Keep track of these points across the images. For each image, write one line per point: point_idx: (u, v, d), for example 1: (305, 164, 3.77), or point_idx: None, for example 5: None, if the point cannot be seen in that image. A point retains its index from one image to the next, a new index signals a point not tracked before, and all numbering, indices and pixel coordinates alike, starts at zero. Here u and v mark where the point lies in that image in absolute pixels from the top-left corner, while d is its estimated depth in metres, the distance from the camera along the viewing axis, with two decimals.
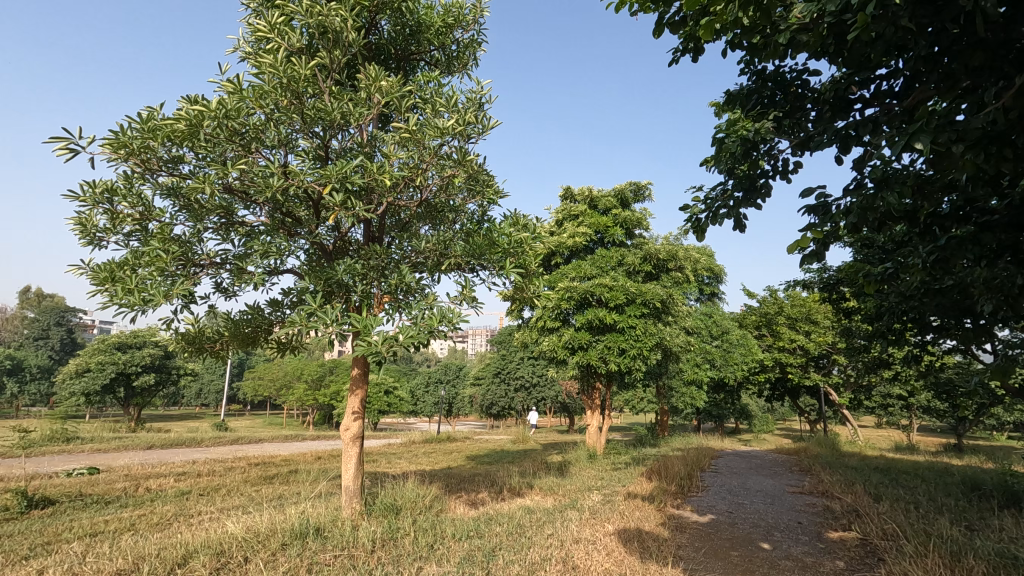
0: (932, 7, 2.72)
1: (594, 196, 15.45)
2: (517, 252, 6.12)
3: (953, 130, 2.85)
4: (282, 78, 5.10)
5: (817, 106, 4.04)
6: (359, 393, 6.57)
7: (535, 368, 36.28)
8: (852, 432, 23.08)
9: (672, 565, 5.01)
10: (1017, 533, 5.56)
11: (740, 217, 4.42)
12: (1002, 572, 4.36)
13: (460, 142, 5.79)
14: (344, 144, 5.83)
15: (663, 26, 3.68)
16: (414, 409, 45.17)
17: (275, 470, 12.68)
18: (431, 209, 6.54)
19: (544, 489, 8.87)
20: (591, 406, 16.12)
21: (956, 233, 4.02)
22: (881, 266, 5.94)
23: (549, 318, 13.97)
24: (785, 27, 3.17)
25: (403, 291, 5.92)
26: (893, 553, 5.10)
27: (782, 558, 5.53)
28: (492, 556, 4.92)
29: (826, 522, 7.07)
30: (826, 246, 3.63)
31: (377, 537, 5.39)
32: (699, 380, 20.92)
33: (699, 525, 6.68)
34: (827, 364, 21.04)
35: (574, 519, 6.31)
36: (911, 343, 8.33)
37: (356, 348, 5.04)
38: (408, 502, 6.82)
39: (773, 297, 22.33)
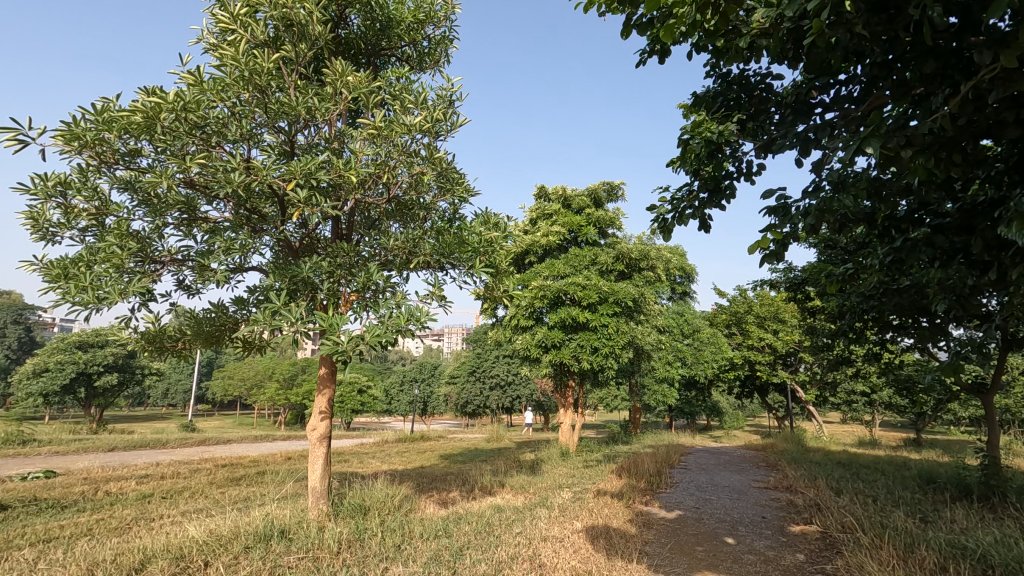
0: (885, 16, 2.78)
1: (568, 195, 15.53)
2: (486, 251, 6.10)
3: (903, 135, 2.93)
4: (244, 71, 4.99)
5: (780, 110, 4.12)
6: (327, 393, 6.49)
7: (509, 367, 36.33)
8: (817, 427, 23.68)
9: (637, 561, 5.08)
10: (968, 524, 5.78)
11: (705, 217, 4.48)
12: (952, 562, 4.53)
13: (429, 138, 5.74)
14: (311, 140, 5.74)
15: (630, 27, 3.65)
16: (388, 408, 44.76)
17: (243, 471, 12.37)
18: (401, 207, 6.53)
19: (515, 488, 8.86)
20: (564, 404, 16.18)
21: (912, 235, 4.14)
22: (842, 265, 6.11)
23: (522, 317, 13.97)
24: (746, 31, 3.22)
25: (372, 290, 5.85)
26: (850, 545, 5.26)
27: (745, 552, 5.65)
28: (460, 555, 4.90)
29: (789, 516, 7.24)
30: (786, 246, 3.68)
31: (343, 538, 5.32)
32: (670, 378, 21.24)
33: (666, 521, 6.77)
34: (794, 362, 21.56)
35: (543, 517, 6.32)
36: (873, 341, 8.58)
37: (321, 347, 4.95)
38: (376, 502, 6.76)
39: (743, 296, 22.78)
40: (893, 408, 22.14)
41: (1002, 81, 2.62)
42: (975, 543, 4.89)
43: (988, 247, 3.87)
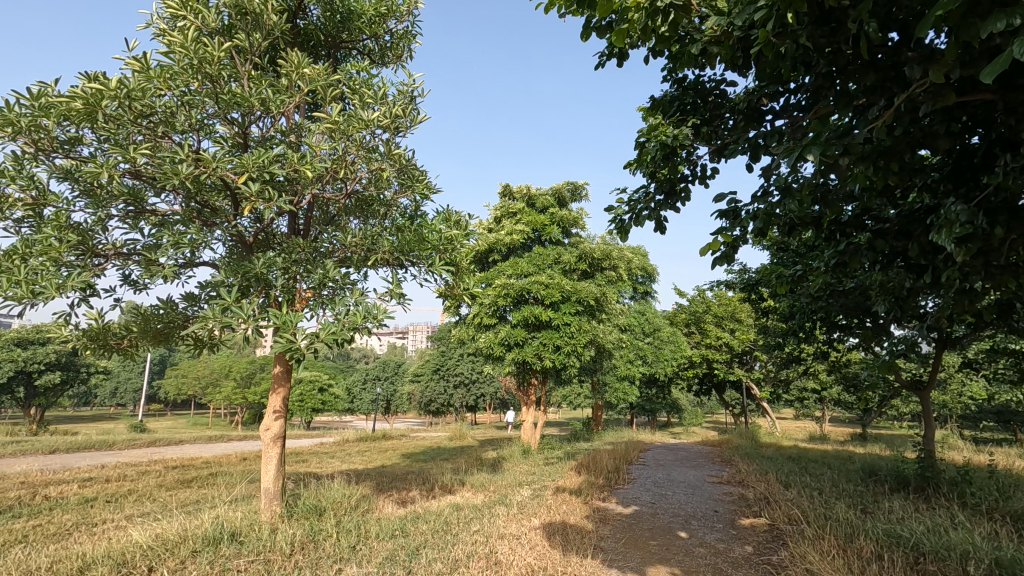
0: (829, 29, 2.88)
1: (532, 193, 15.61)
2: (446, 249, 6.06)
3: (842, 144, 3.06)
4: (192, 59, 4.84)
5: (733, 116, 4.23)
6: (281, 392, 6.35)
7: (473, 365, 36.43)
8: (771, 423, 24.51)
9: (592, 556, 5.16)
10: (904, 514, 6.10)
11: (661, 219, 4.57)
12: (888, 550, 4.78)
13: (388, 133, 5.68)
14: (266, 133, 5.58)
15: (590, 30, 3.65)
16: (350, 406, 44.07)
17: (194, 473, 11.97)
18: (361, 203, 6.48)
19: (475, 486, 8.86)
20: (527, 402, 16.27)
21: (854, 240, 4.33)
22: (792, 267, 6.35)
23: (485, 314, 13.86)
24: (699, 38, 3.28)
25: (329, 287, 5.75)
26: (796, 536, 5.47)
27: (696, 545, 5.80)
28: (415, 555, 4.86)
29: (739, 509, 7.49)
30: (735, 248, 3.78)
31: (296, 540, 5.21)
32: (631, 375, 21.65)
33: (622, 517, 6.89)
34: (749, 360, 22.25)
35: (501, 514, 6.35)
36: (821, 340, 8.94)
37: (275, 345, 4.82)
38: (333, 502, 6.65)
39: (702, 296, 23.39)
40: (841, 404, 23.09)
41: (934, 94, 2.75)
42: (909, 532, 5.15)
43: (924, 252, 4.04)
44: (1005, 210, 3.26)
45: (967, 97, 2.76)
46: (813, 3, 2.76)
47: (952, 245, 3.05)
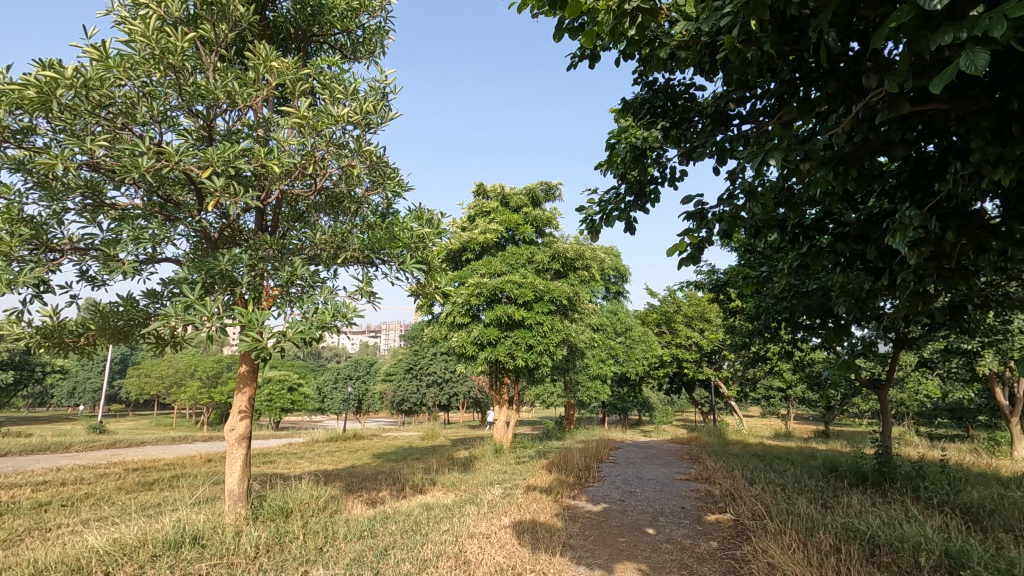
0: (792, 37, 2.95)
1: (506, 193, 15.63)
2: (417, 247, 6.03)
3: (802, 150, 3.15)
4: (154, 50, 4.70)
5: (702, 120, 4.31)
6: (247, 391, 6.22)
7: (446, 364, 36.27)
8: (739, 421, 25.07)
9: (560, 554, 5.21)
10: (861, 508, 6.32)
11: (630, 220, 4.63)
12: (846, 543, 4.94)
13: (358, 130, 5.62)
14: (232, 127, 5.46)
15: (563, 31, 3.50)
16: (320, 405, 43.39)
17: (156, 475, 11.62)
18: (332, 200, 6.41)
19: (446, 486, 8.83)
20: (500, 401, 16.28)
21: (816, 243, 4.46)
22: (757, 268, 6.52)
23: (458, 313, 13.80)
24: (668, 42, 3.34)
25: (297, 285, 5.66)
26: (759, 531, 5.61)
27: (663, 542, 5.90)
28: (384, 555, 4.82)
29: (705, 506, 7.64)
30: (701, 250, 3.84)
31: (262, 542, 5.11)
32: (603, 374, 21.86)
33: (591, 514, 6.96)
34: (718, 359, 22.72)
35: (471, 514, 6.34)
36: (786, 340, 9.19)
37: (240, 344, 4.72)
38: (300, 504, 6.54)
39: (673, 297, 23.78)
40: (805, 402, 23.73)
41: (890, 103, 2.85)
42: (866, 526, 5.33)
43: (882, 255, 4.19)
44: (956, 216, 3.40)
45: (921, 106, 2.87)
46: (777, 11, 2.84)
47: (906, 248, 3.18)
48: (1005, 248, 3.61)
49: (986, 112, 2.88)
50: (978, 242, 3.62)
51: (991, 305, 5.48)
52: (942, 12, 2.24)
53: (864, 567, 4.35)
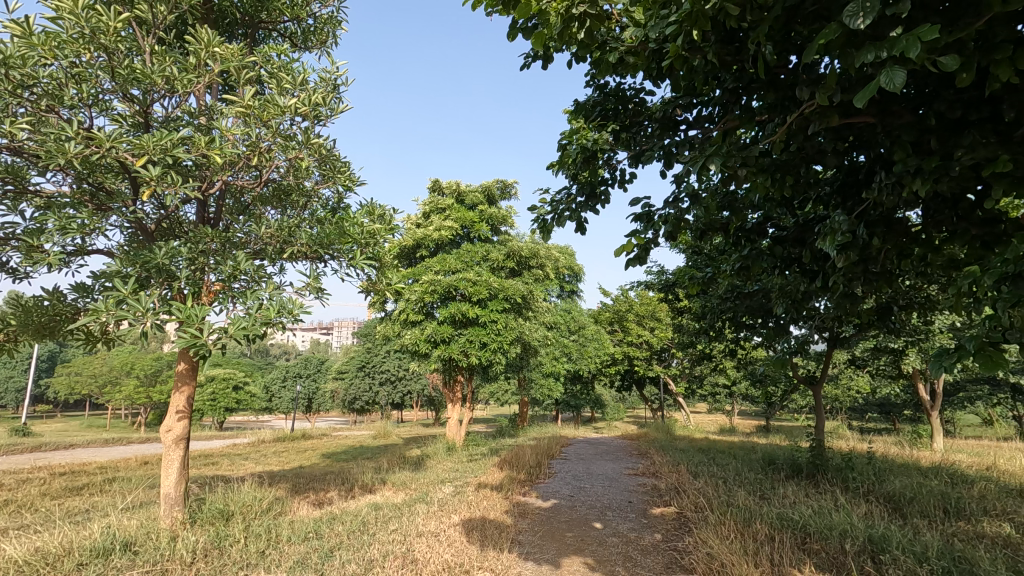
0: (734, 48, 3.07)
1: (461, 190, 15.54)
2: (368, 243, 5.94)
3: (742, 156, 3.28)
4: (84, 29, 4.43)
5: (651, 124, 4.41)
6: (186, 390, 5.97)
7: (400, 362, 35.85)
8: (686, 417, 25.91)
9: (508, 550, 5.27)
10: (796, 499, 6.65)
11: (581, 221, 4.70)
12: (780, 532, 5.19)
13: (307, 122, 5.48)
14: (171, 113, 5.20)
15: (517, 31, 3.46)
16: (267, 405, 41.99)
17: (85, 479, 10.96)
18: (280, 192, 6.23)
19: (397, 485, 8.72)
20: (453, 399, 16.22)
21: (756, 246, 4.65)
22: (703, 269, 6.75)
23: (411, 311, 13.68)
24: (616, 47, 3.41)
25: (240, 281, 5.46)
26: (700, 523, 5.82)
27: (610, 535, 6.04)
28: (329, 557, 4.73)
29: (651, 500, 7.87)
30: (647, 250, 3.93)
31: (198, 547, 4.91)
32: (557, 372, 22.09)
33: (540, 511, 7.05)
34: (667, 357, 23.39)
35: (421, 513, 6.29)
36: (729, 338, 9.56)
37: (177, 341, 4.50)
38: (242, 506, 6.32)
39: (625, 296, 24.30)
40: (749, 398, 24.75)
41: (822, 114, 3.00)
42: (798, 515, 5.62)
43: (815, 258, 4.41)
44: (881, 223, 3.62)
45: (851, 118, 3.03)
46: (718, 23, 2.93)
47: (834, 252, 3.36)
48: (925, 254, 3.87)
49: (907, 127, 3.07)
50: (902, 248, 3.87)
51: (914, 306, 5.88)
52: (868, 32, 2.38)
53: (796, 555, 4.59)
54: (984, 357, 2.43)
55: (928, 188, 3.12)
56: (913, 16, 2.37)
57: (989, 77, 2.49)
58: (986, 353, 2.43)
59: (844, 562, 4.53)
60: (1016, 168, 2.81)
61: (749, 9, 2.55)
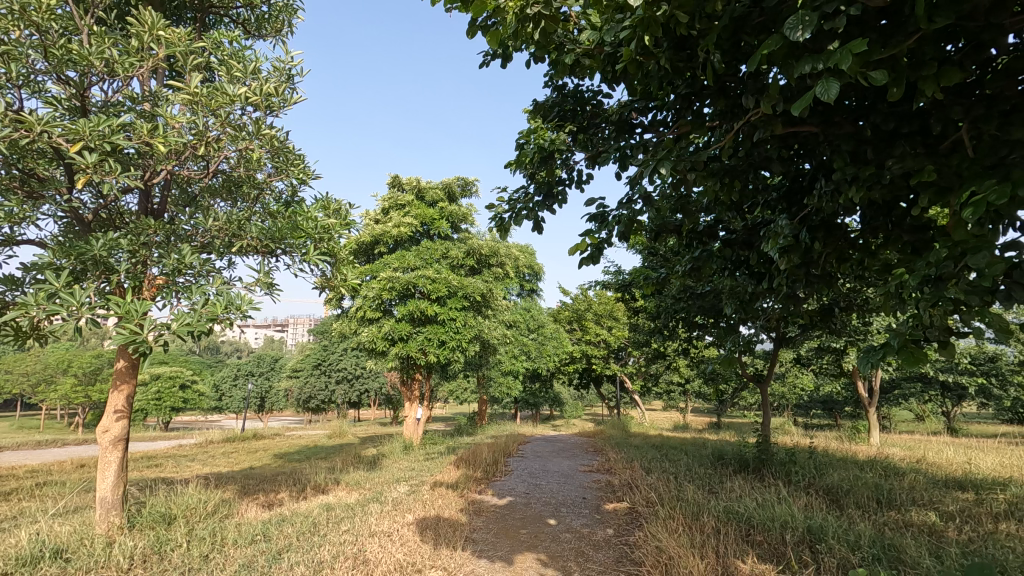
0: (685, 55, 3.15)
1: (421, 186, 15.40)
2: (323, 238, 5.80)
3: (690, 160, 3.37)
4: (13, 4, 4.13)
5: (608, 126, 4.48)
6: (125, 389, 5.69)
7: (357, 360, 35.25)
8: (641, 414, 26.47)
9: (461, 548, 5.28)
10: (742, 492, 6.89)
11: (538, 220, 4.74)
12: (726, 524, 5.37)
13: (258, 112, 5.32)
14: (111, 98, 4.95)
15: (477, 29, 3.34)
16: (217, 404, 40.55)
17: (14, 484, 10.32)
18: (230, 184, 6.03)
19: (351, 485, 8.59)
20: (410, 397, 16.07)
21: (708, 247, 4.78)
22: (658, 270, 6.91)
23: (369, 308, 13.47)
24: (572, 49, 3.44)
25: (186, 276, 5.24)
26: (651, 517, 5.97)
27: (563, 531, 6.12)
28: (276, 560, 4.61)
29: (604, 495, 8.02)
30: (600, 250, 3.99)
31: (137, 552, 4.69)
32: (515, 371, 22.16)
33: (495, 509, 7.08)
34: (624, 356, 23.82)
35: (374, 512, 6.21)
36: (682, 337, 9.83)
37: (115, 338, 4.26)
38: (186, 509, 6.08)
39: (584, 296, 24.60)
40: (701, 397, 25.50)
41: (767, 121, 3.13)
42: (744, 508, 5.82)
43: (762, 261, 4.58)
44: (822, 228, 3.79)
45: (794, 128, 3.16)
46: (670, 30, 3.01)
47: (777, 255, 3.50)
48: (862, 259, 4.06)
49: (846, 137, 3.22)
50: (842, 253, 4.05)
51: (853, 308, 6.17)
52: (807, 45, 2.50)
53: (740, 547, 4.77)
54: (906, 352, 2.60)
55: (863, 195, 3.29)
56: (850, 32, 2.49)
57: (917, 93, 2.65)
58: (908, 350, 2.60)
59: (784, 552, 4.73)
60: (942, 178, 3.00)
61: (698, 19, 2.64)
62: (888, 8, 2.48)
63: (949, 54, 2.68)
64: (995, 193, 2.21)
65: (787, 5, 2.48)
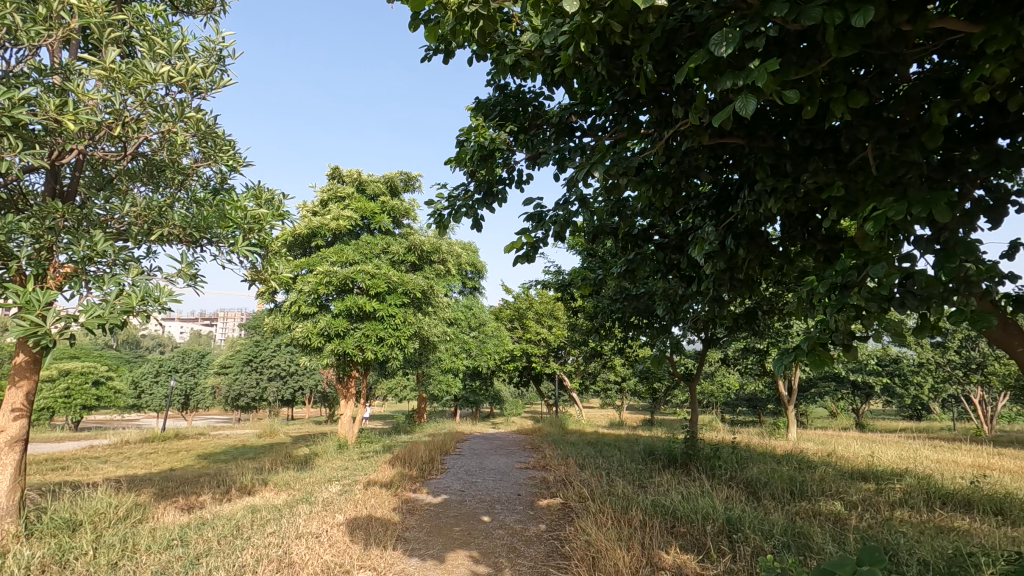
0: (622, 62, 3.23)
1: (363, 179, 15.06)
2: (252, 229, 5.58)
3: (622, 165, 3.46)
4: None
5: (548, 128, 4.53)
6: (25, 385, 5.26)
7: (292, 356, 34.04)
8: (579, 412, 27.04)
9: (393, 548, 5.22)
10: (668, 486, 7.19)
11: (477, 218, 4.74)
12: (653, 517, 5.57)
13: (183, 93, 5.04)
14: (14, 68, 4.54)
15: (418, 23, 3.29)
16: (135, 402, 38.02)
17: None
18: (152, 168, 5.68)
19: (279, 485, 8.30)
20: (346, 395, 15.68)
21: (642, 250, 4.93)
22: (595, 271, 7.08)
23: (304, 303, 13.03)
24: (513, 50, 3.46)
25: (98, 264, 4.88)
26: (582, 511, 6.11)
27: (496, 528, 6.17)
28: (194, 565, 4.39)
29: (539, 491, 8.14)
30: (535, 249, 4.03)
31: (34, 561, 4.33)
32: (456, 368, 22.07)
33: (429, 507, 7.04)
34: (563, 355, 24.30)
35: (302, 513, 6.02)
36: (618, 337, 10.13)
37: (12, 329, 3.92)
38: (94, 513, 5.68)
39: (526, 294, 24.88)
40: (636, 395, 26.37)
41: (696, 131, 3.27)
42: (670, 502, 6.06)
43: (691, 264, 4.77)
44: (746, 235, 3.99)
45: (721, 139, 3.32)
46: (607, 38, 3.08)
47: (702, 260, 3.67)
48: (781, 265, 4.31)
49: (769, 150, 3.42)
50: (764, 259, 4.28)
51: (774, 311, 6.56)
52: (732, 61, 2.63)
53: (664, 540, 4.97)
54: (814, 355, 2.76)
55: (781, 206, 3.50)
56: (770, 52, 2.65)
57: (830, 113, 2.84)
58: (815, 352, 2.77)
59: (704, 543, 4.98)
60: (850, 194, 3.23)
61: (631, 29, 2.72)
62: (806, 32, 2.64)
63: (857, 78, 2.90)
64: (894, 209, 2.40)
65: (714, 22, 2.60)
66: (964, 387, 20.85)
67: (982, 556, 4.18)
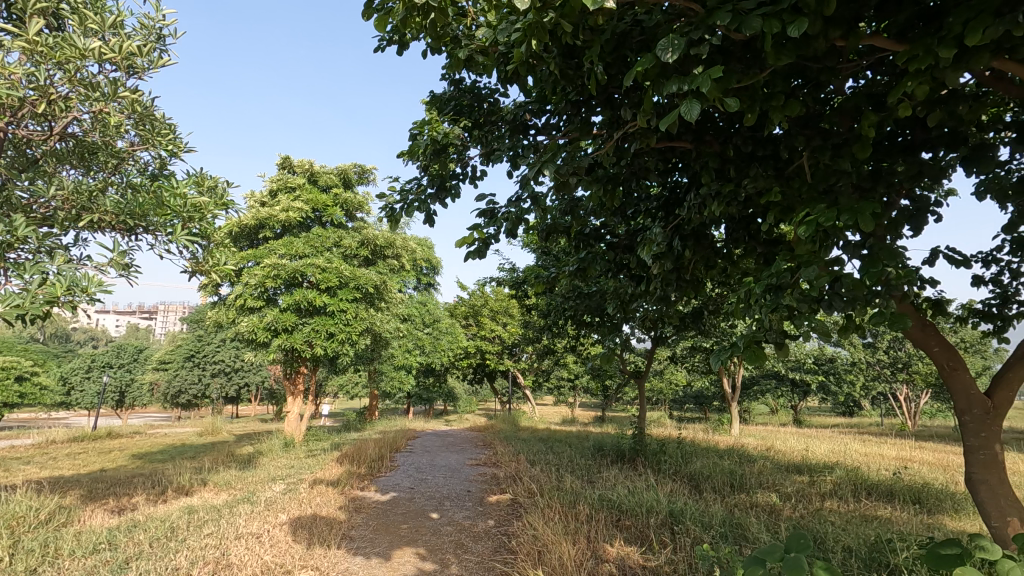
0: (575, 62, 3.27)
1: (314, 170, 14.66)
2: (192, 218, 5.34)
3: (573, 164, 3.49)
4: None
5: (503, 124, 4.52)
6: None
7: (236, 352, 32.77)
8: (532, 409, 27.23)
9: (337, 547, 5.11)
10: (615, 480, 7.35)
11: (430, 212, 4.70)
12: (600, 512, 5.67)
13: (117, 72, 4.76)
14: None
15: (371, 12, 3.22)
16: (63, 399, 35.68)
17: None
18: (83, 150, 5.34)
19: (220, 485, 7.99)
20: (293, 392, 15.22)
21: (593, 250, 5.00)
22: (548, 269, 7.15)
23: (250, 296, 12.58)
24: (468, 44, 3.44)
25: (19, 250, 4.54)
26: (531, 507, 6.16)
27: (444, 525, 6.14)
28: (121, 570, 4.16)
29: (489, 488, 8.17)
30: (486, 245, 4.02)
31: None
32: (409, 365, 21.83)
33: (378, 504, 6.94)
34: (517, 352, 24.41)
35: (242, 513, 5.81)
36: (570, 335, 10.27)
37: None
38: (11, 517, 5.29)
39: (481, 291, 24.85)
40: (588, 392, 26.83)
41: (643, 134, 3.35)
42: (616, 496, 6.18)
43: (640, 264, 4.88)
44: (692, 236, 4.11)
45: (668, 142, 3.41)
46: (561, 37, 3.12)
47: (649, 259, 3.76)
48: (724, 267, 4.47)
49: (713, 155, 3.54)
50: (708, 260, 4.42)
51: (718, 310, 6.80)
52: (678, 66, 2.70)
53: (609, 534, 5.06)
54: (750, 352, 2.87)
55: (724, 210, 3.63)
56: (715, 59, 2.74)
57: (770, 121, 2.96)
58: (751, 349, 2.88)
59: (648, 535, 5.11)
60: (787, 199, 3.38)
61: (582, 30, 2.76)
62: (748, 43, 2.75)
63: (796, 88, 3.03)
64: (825, 216, 2.53)
65: (663, 28, 2.68)
66: (891, 386, 22.23)
67: (899, 542, 4.48)
